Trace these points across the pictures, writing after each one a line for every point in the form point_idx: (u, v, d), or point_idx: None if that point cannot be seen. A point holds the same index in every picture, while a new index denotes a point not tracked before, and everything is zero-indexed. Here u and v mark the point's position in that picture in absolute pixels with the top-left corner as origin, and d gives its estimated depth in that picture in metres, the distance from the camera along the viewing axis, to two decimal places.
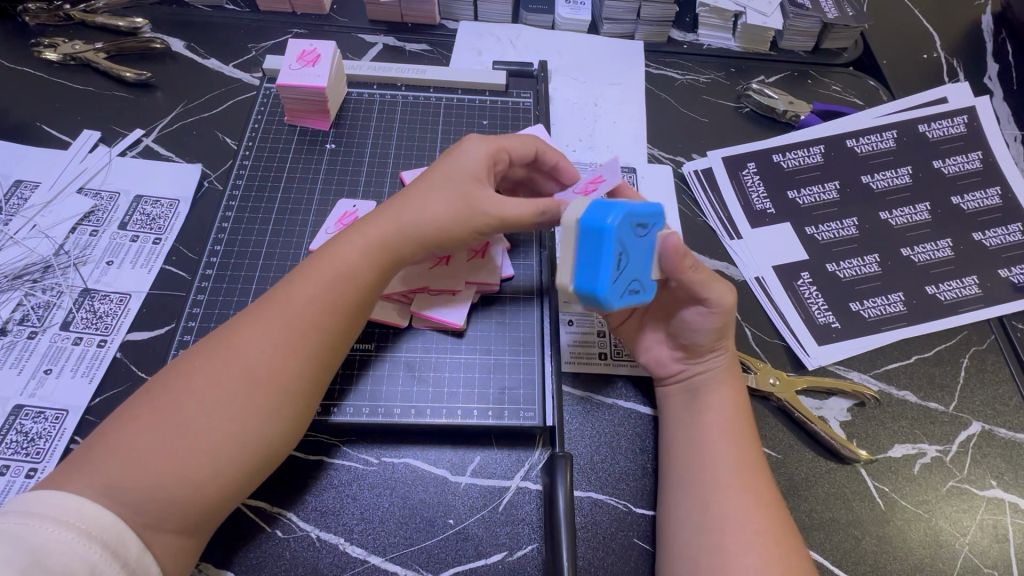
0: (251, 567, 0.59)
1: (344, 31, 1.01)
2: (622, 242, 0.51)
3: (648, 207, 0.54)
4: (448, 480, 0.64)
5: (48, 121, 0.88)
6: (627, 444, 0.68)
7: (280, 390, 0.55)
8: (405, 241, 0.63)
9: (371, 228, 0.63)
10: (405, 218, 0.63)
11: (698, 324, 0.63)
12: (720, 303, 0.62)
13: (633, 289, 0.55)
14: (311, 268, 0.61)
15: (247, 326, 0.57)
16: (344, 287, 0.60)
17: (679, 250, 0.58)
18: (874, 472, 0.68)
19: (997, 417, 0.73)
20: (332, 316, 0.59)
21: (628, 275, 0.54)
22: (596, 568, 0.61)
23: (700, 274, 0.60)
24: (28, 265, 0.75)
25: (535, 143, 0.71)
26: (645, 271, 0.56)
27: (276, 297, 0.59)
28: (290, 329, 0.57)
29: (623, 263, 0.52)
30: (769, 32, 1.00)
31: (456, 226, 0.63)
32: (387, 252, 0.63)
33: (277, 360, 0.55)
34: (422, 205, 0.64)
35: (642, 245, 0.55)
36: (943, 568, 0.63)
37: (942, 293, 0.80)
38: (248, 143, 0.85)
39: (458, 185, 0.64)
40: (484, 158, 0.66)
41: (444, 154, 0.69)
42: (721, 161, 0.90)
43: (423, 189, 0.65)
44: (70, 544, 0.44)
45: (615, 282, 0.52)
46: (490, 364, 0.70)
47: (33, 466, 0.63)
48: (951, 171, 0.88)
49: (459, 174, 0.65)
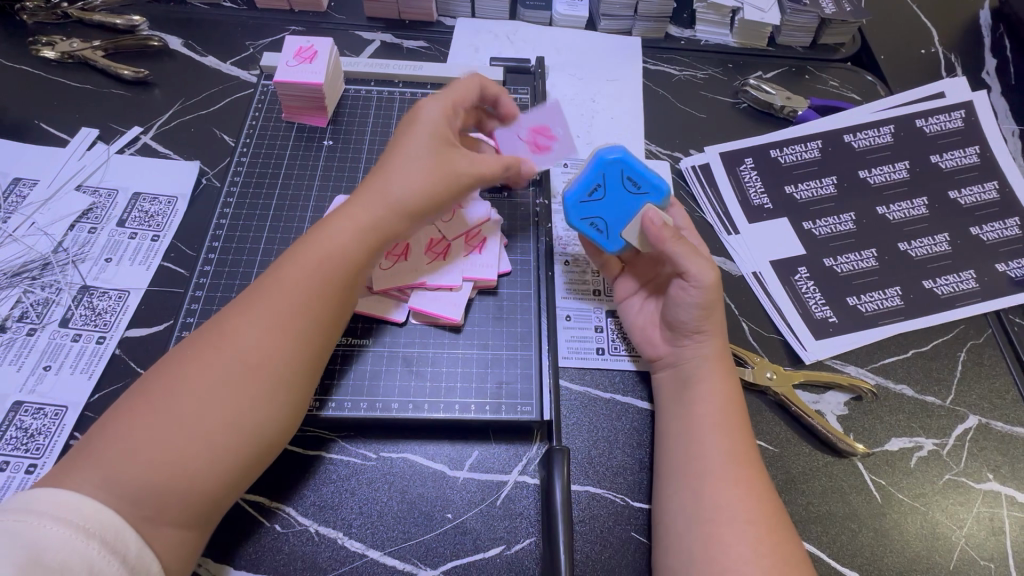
0: (249, 562, 0.59)
1: (341, 28, 1.01)
2: (604, 177, 0.67)
3: (649, 175, 0.67)
4: (445, 475, 0.65)
5: (45, 119, 0.88)
6: (624, 438, 0.68)
7: (276, 377, 0.55)
8: (394, 218, 0.64)
9: (357, 207, 0.63)
10: (388, 193, 0.63)
11: (681, 299, 0.65)
12: (700, 277, 0.63)
13: (597, 226, 0.69)
14: (300, 253, 0.61)
15: (239, 314, 0.57)
16: (335, 272, 0.60)
17: (658, 225, 0.66)
18: (871, 465, 0.68)
19: (993, 411, 0.73)
20: (325, 300, 0.59)
21: (597, 208, 0.68)
22: (593, 562, 0.61)
23: (681, 245, 0.65)
24: (26, 263, 0.76)
25: (477, 81, 0.74)
26: (619, 225, 0.69)
27: (266, 285, 0.59)
28: (282, 317, 0.57)
29: (597, 194, 0.68)
30: (766, 28, 1.00)
31: (439, 190, 0.65)
32: (377, 233, 0.63)
33: (270, 347, 0.55)
34: (400, 174, 0.64)
35: (627, 199, 0.68)
36: (940, 560, 0.63)
37: (939, 287, 0.80)
38: (245, 140, 0.85)
39: (432, 150, 0.65)
40: (445, 118, 0.67)
41: (403, 123, 0.69)
42: (719, 156, 0.90)
43: (398, 159, 0.65)
44: (67, 542, 0.44)
45: (581, 201, 0.68)
46: (487, 360, 0.70)
47: (33, 462, 0.63)
48: (948, 166, 0.88)
49: (427, 138, 0.65)
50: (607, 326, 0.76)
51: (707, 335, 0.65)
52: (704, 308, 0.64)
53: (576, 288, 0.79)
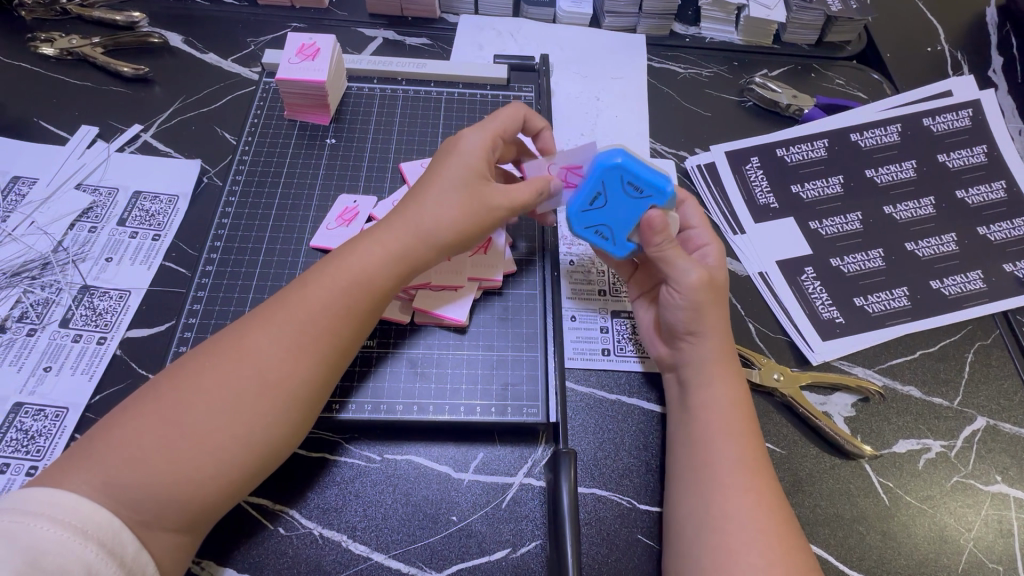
0: (252, 566, 0.58)
1: (344, 25, 1.00)
2: (603, 184, 0.64)
3: (651, 176, 0.63)
4: (450, 477, 0.64)
5: (44, 117, 0.87)
6: (630, 440, 0.68)
7: (290, 396, 0.54)
8: (421, 246, 0.63)
9: (387, 231, 0.63)
10: (419, 221, 0.63)
11: (669, 304, 0.65)
12: (682, 279, 0.63)
13: (604, 233, 0.67)
14: (326, 271, 0.60)
15: (260, 328, 0.56)
16: (357, 291, 0.59)
17: (658, 227, 0.63)
18: (878, 467, 0.68)
19: (1001, 412, 0.72)
20: (345, 320, 0.58)
21: (600, 216, 0.66)
22: (599, 564, 0.61)
23: (667, 250, 0.64)
24: (26, 262, 0.75)
25: (523, 114, 0.72)
26: (624, 230, 0.66)
27: (289, 299, 0.58)
28: (301, 334, 0.56)
29: (598, 202, 0.65)
30: (771, 25, 0.99)
31: (470, 224, 0.63)
32: (403, 260, 0.62)
33: (288, 365, 0.55)
34: (433, 205, 0.63)
35: (632, 204, 0.64)
36: (948, 563, 0.63)
37: (947, 287, 0.79)
38: (247, 138, 0.84)
39: (466, 183, 0.64)
40: (483, 150, 0.66)
41: (441, 150, 0.68)
42: (724, 155, 0.89)
43: (431, 187, 0.64)
44: (63, 544, 0.43)
45: (583, 210, 0.66)
46: (492, 361, 0.69)
47: (33, 464, 0.62)
48: (956, 165, 0.88)
49: (463, 170, 0.64)
50: (612, 327, 0.75)
51: (703, 337, 0.64)
52: (692, 310, 0.63)
53: (582, 288, 0.78)
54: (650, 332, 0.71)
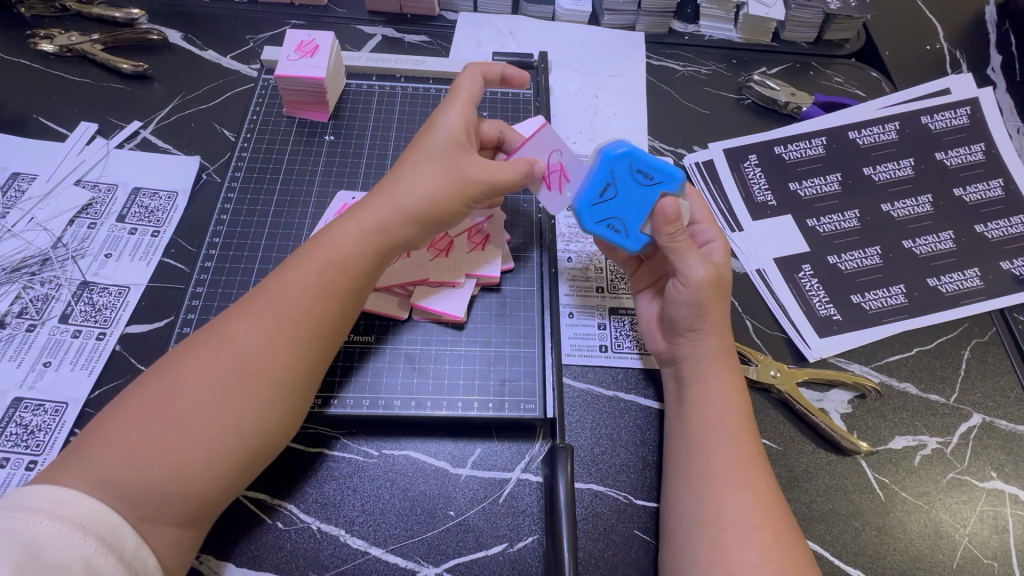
0: (250, 560, 0.59)
1: (343, 22, 1.00)
2: (614, 175, 0.65)
3: (660, 163, 0.64)
4: (448, 473, 0.64)
5: (44, 113, 0.87)
6: (627, 436, 0.68)
7: (277, 382, 0.54)
8: (402, 223, 0.63)
9: (365, 213, 0.63)
10: (397, 197, 0.63)
11: (673, 296, 0.64)
12: (691, 273, 0.62)
13: (615, 227, 0.66)
14: (304, 258, 0.60)
15: (240, 317, 0.56)
16: (337, 275, 0.60)
17: (670, 216, 0.63)
18: (874, 463, 0.68)
19: (997, 409, 0.72)
20: (329, 306, 0.59)
21: (612, 208, 0.66)
22: (595, 560, 0.61)
23: (678, 242, 0.64)
24: (25, 258, 0.75)
25: (480, 73, 0.72)
26: (636, 222, 0.66)
27: (268, 288, 0.58)
28: (282, 320, 0.56)
29: (609, 194, 0.65)
30: (770, 22, 0.99)
31: (451, 195, 0.63)
32: (385, 238, 0.62)
33: (270, 351, 0.55)
34: (413, 182, 0.63)
35: (642, 194, 0.65)
36: (942, 559, 0.63)
37: (944, 285, 0.79)
38: (246, 135, 0.84)
39: (442, 156, 0.64)
40: (460, 122, 0.66)
41: (419, 131, 0.69)
42: (722, 153, 0.90)
43: (411, 166, 0.65)
44: (63, 539, 0.43)
45: (594, 203, 0.66)
46: (490, 357, 0.70)
47: (33, 458, 0.63)
48: (953, 163, 0.88)
49: (439, 146, 0.65)
50: (610, 323, 0.76)
51: (702, 334, 0.64)
52: (695, 306, 0.63)
53: (580, 284, 0.78)
54: (650, 326, 0.71)
